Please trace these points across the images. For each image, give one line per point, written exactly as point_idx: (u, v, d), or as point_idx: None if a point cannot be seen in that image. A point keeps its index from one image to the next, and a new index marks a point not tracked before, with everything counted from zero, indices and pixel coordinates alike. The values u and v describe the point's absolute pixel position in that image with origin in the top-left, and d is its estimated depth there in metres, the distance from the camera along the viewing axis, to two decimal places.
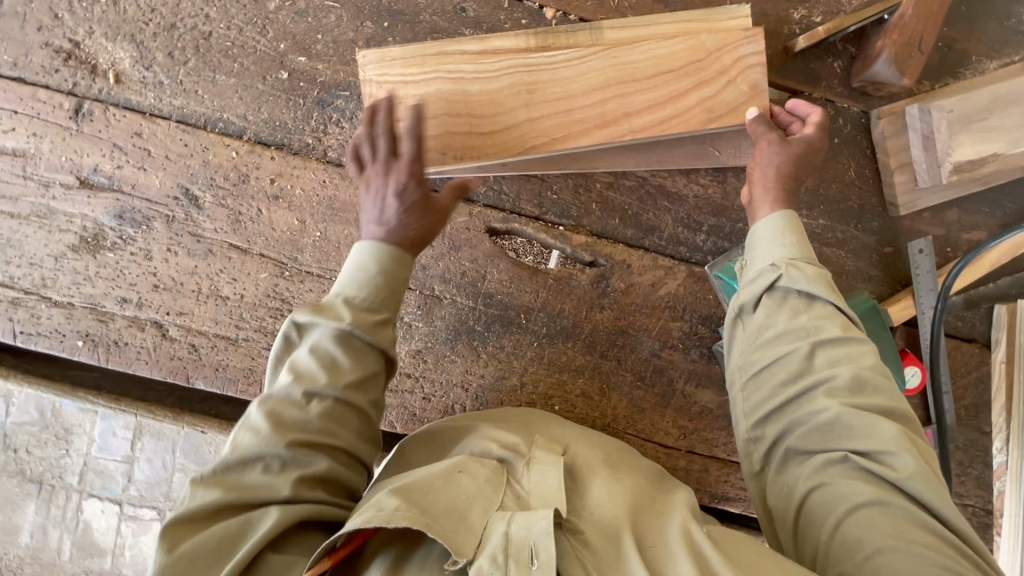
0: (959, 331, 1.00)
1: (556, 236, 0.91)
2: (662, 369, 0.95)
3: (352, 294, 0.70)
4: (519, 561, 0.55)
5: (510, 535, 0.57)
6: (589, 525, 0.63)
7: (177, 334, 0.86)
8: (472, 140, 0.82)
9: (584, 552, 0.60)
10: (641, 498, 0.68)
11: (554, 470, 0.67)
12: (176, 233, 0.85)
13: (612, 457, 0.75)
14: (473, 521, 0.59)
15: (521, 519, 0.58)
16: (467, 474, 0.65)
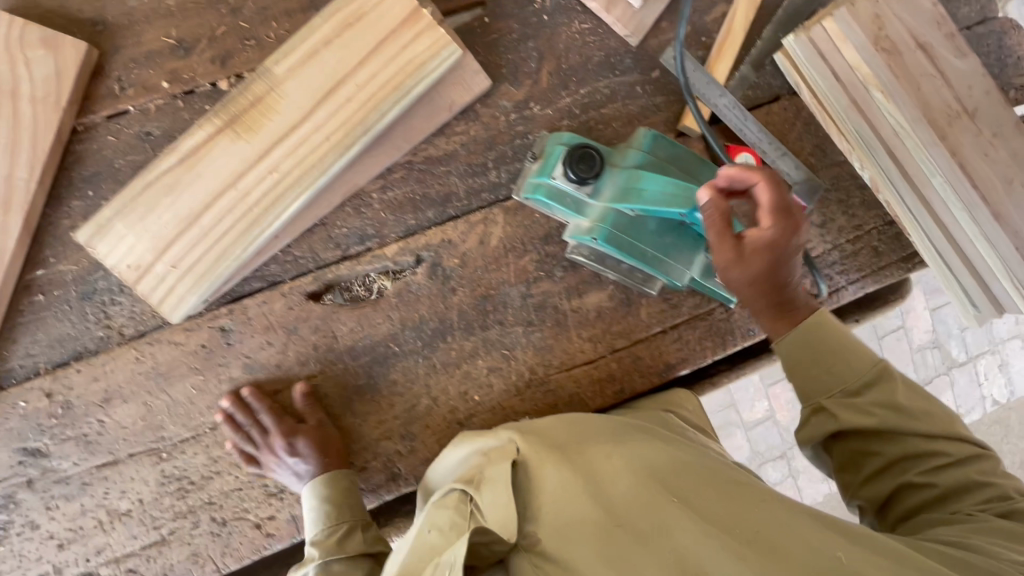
0: (762, 98, 1.01)
1: (370, 260, 0.91)
2: (542, 302, 0.96)
3: (315, 535, 0.83)
4: None
5: (449, 568, 0.64)
6: (545, 540, 0.70)
7: (111, 570, 0.85)
8: (224, 241, 0.81)
9: (542, 574, 0.67)
10: (601, 489, 0.72)
11: (502, 489, 0.72)
12: (45, 489, 0.83)
13: (568, 439, 0.79)
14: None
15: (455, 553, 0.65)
16: (434, 529, 0.71)
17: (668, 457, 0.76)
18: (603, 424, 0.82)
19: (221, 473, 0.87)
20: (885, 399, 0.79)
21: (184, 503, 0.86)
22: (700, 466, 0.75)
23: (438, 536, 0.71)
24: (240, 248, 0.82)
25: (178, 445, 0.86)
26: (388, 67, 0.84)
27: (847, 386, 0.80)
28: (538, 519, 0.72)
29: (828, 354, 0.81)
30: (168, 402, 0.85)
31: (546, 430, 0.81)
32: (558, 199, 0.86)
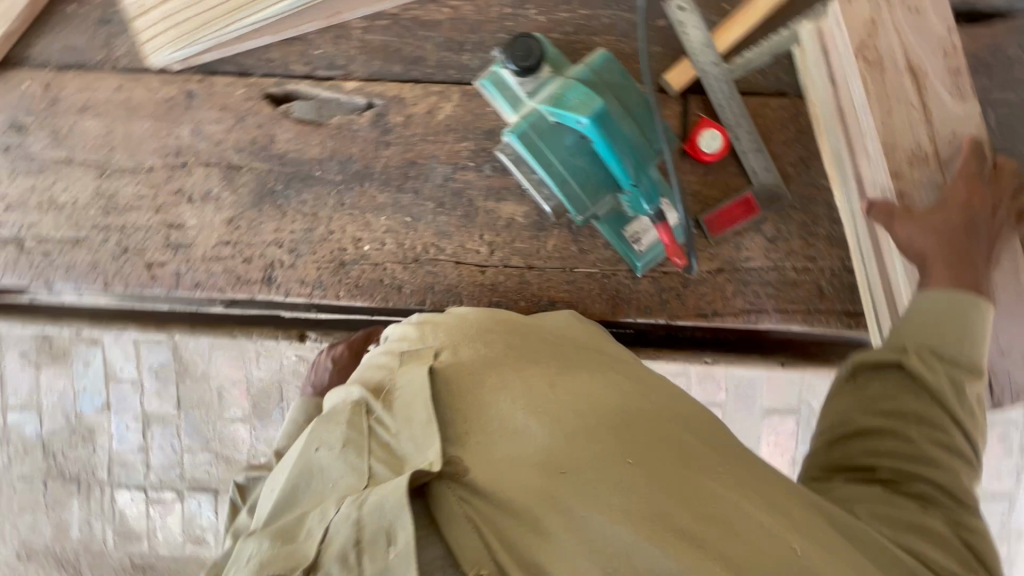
0: (763, 88, 0.96)
1: (328, 87, 0.98)
2: (461, 191, 0.99)
3: None
4: (376, 545, 0.51)
5: (362, 522, 0.52)
6: (485, 472, 0.56)
7: (33, 244, 1.01)
8: (216, 12, 0.93)
9: (475, 504, 0.54)
10: (557, 429, 0.59)
11: (419, 401, 0.62)
12: (15, 159, 1.00)
13: (496, 363, 0.68)
14: (312, 525, 0.56)
15: (378, 498, 0.53)
16: (324, 448, 0.61)
17: (625, 402, 0.64)
18: (546, 349, 0.73)
19: (140, 210, 1.00)
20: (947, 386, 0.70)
21: (104, 219, 1.00)
22: (655, 415, 0.63)
23: (340, 468, 0.60)
24: (222, 24, 0.94)
25: (119, 171, 1.00)
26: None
27: (942, 351, 0.71)
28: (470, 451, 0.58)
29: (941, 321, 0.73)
30: (126, 133, 0.99)
31: (474, 345, 0.72)
32: (501, 87, 0.89)
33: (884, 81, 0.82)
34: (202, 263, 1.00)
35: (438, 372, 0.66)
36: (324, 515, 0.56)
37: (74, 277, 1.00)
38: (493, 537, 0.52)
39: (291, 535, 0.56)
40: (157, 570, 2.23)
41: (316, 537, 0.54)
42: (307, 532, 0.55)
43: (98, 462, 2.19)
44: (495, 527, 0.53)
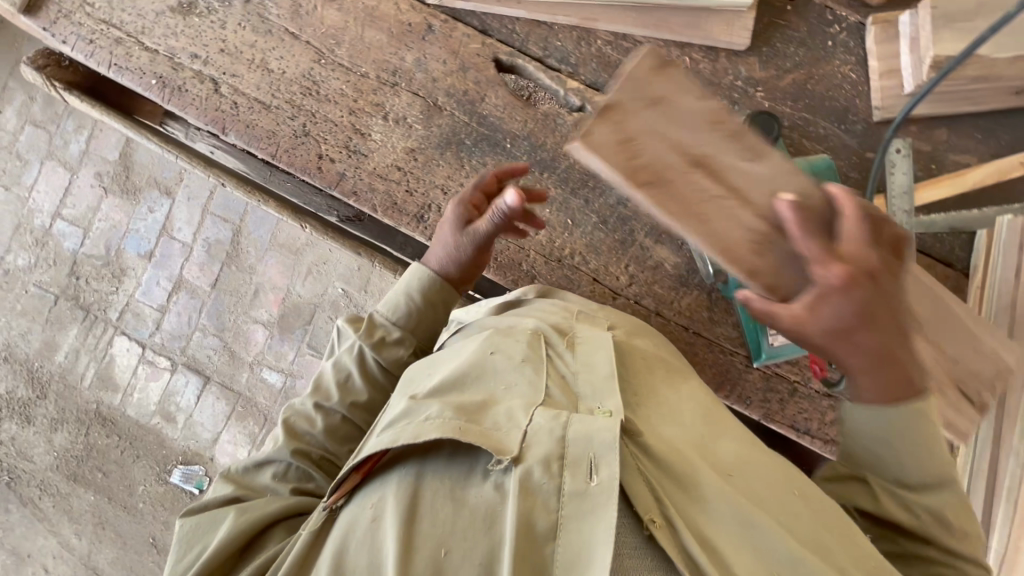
0: (934, 251, 1.00)
1: (552, 77, 1.03)
2: (626, 218, 1.02)
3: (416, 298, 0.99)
4: (578, 467, 0.68)
5: (569, 446, 0.70)
6: (654, 438, 0.75)
7: (227, 92, 1.04)
8: None
9: (645, 460, 0.72)
10: (704, 431, 0.79)
11: (603, 358, 0.83)
12: (248, 13, 1.05)
13: (645, 363, 0.87)
14: (494, 419, 0.74)
15: (583, 428, 0.71)
16: (498, 354, 0.84)
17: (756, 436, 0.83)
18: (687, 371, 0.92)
19: (336, 105, 1.03)
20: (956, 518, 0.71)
21: (300, 98, 1.03)
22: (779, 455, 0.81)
23: (518, 378, 0.81)
24: None
25: (334, 64, 1.04)
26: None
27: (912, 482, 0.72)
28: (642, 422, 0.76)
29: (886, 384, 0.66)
30: (357, 35, 1.04)
31: (641, 349, 0.90)
32: None
33: (677, 196, 0.58)
34: (368, 176, 1.03)
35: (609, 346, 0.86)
36: (516, 422, 0.73)
37: (249, 137, 1.04)
38: (662, 492, 0.69)
39: (477, 421, 0.73)
40: (116, 427, 2.19)
41: (501, 423, 0.74)
42: (494, 425, 0.73)
43: (113, 303, 2.19)
44: (655, 479, 0.71)
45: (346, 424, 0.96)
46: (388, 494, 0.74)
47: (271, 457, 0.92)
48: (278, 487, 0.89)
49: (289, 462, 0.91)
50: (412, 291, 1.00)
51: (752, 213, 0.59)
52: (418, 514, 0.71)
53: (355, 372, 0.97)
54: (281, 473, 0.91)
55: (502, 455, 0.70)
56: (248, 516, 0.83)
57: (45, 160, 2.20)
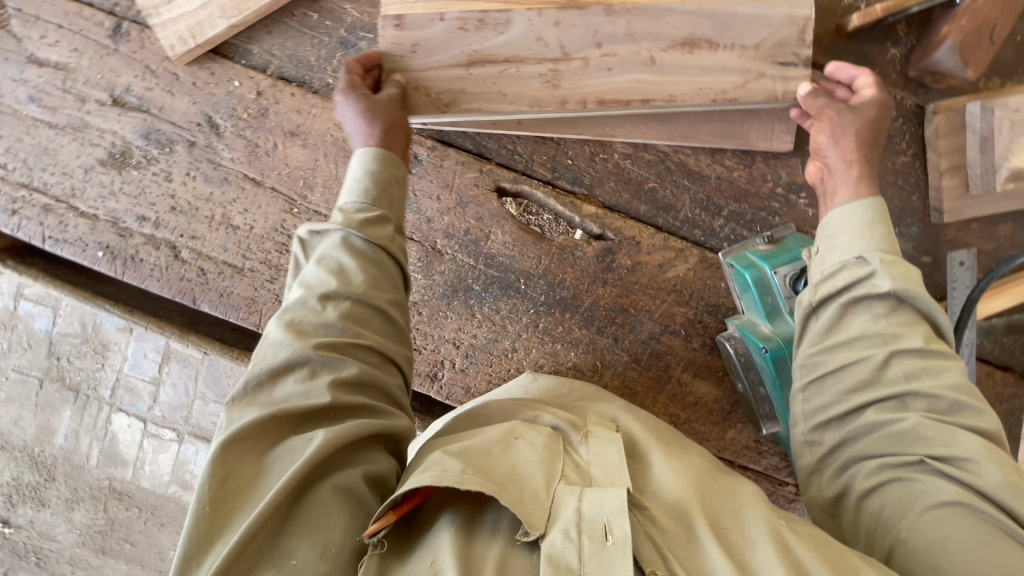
0: (991, 356, 0.92)
1: (566, 203, 0.89)
2: (660, 353, 0.92)
3: (353, 202, 0.71)
4: (591, 537, 0.51)
5: (584, 511, 0.53)
6: (655, 503, 0.58)
7: (189, 257, 0.89)
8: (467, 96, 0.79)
9: (652, 528, 0.55)
10: (707, 480, 0.61)
11: (612, 446, 0.62)
12: (195, 160, 0.88)
13: (663, 436, 0.70)
14: (537, 490, 0.55)
15: (593, 495, 0.54)
16: (524, 440, 0.61)
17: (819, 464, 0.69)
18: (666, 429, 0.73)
19: None
20: (1006, 488, 0.55)
21: (277, 258, 0.89)
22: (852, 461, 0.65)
23: (535, 455, 0.60)
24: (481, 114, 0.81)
25: (309, 212, 0.89)
26: (691, 70, 0.77)
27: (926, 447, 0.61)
28: (643, 490, 0.60)
29: (887, 236, 0.69)
30: (331, 175, 0.88)
31: (643, 423, 0.72)
32: (761, 290, 0.82)
33: (477, 94, 0.79)
34: None
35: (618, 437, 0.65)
36: (537, 496, 0.55)
37: (225, 307, 0.90)
38: (670, 550, 0.54)
39: (503, 482, 0.55)
40: None
41: (525, 495, 0.54)
42: (523, 491, 0.55)
43: None
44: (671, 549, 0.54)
45: (359, 308, 0.66)
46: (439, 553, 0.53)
47: (292, 360, 0.61)
48: (310, 395, 0.60)
49: (312, 363, 0.61)
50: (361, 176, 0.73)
51: (535, 66, 0.78)
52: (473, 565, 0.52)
53: (343, 259, 0.67)
54: (309, 375, 0.61)
55: (530, 527, 0.52)
56: (330, 428, 0.59)
57: None
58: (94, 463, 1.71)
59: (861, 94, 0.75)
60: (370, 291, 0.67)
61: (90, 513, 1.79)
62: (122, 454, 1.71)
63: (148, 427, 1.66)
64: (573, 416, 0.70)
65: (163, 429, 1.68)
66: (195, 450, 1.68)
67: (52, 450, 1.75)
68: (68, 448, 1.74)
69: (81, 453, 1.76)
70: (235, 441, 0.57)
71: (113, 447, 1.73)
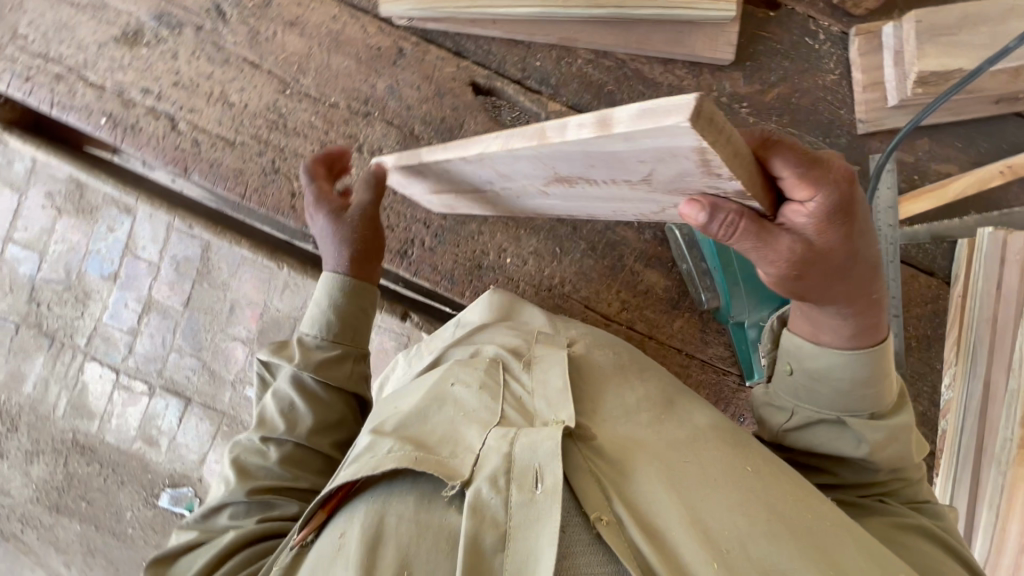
0: (915, 260, 1.01)
1: (533, 100, 0.99)
2: (615, 243, 1.00)
3: (309, 333, 0.82)
4: (522, 482, 0.56)
5: (514, 457, 0.57)
6: (602, 441, 0.64)
7: (185, 129, 0.97)
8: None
9: (597, 462, 0.61)
10: (669, 433, 0.66)
11: (555, 371, 0.71)
12: (201, 42, 0.97)
13: (620, 363, 0.78)
14: (469, 442, 0.62)
15: (526, 442, 0.59)
16: (460, 386, 0.71)
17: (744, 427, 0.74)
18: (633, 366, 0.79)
19: (305, 139, 0.98)
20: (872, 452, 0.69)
21: (267, 133, 0.97)
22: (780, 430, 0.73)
23: (475, 402, 0.68)
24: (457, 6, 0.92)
25: (300, 94, 0.98)
26: None
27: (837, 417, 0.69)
28: (597, 423, 0.67)
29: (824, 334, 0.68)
30: (322, 62, 0.98)
31: (597, 357, 0.79)
32: None
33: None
34: None
35: (563, 357, 0.74)
36: (470, 447, 0.61)
37: (214, 177, 0.98)
38: (611, 490, 0.58)
39: (431, 448, 0.62)
40: None
41: (458, 454, 0.61)
42: (452, 452, 0.61)
43: None
44: (620, 493, 0.58)
45: (299, 449, 0.78)
46: (351, 531, 0.59)
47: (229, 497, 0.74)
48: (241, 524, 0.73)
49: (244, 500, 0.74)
50: (321, 303, 0.82)
51: None
52: (394, 535, 0.56)
53: (296, 400, 0.79)
54: (243, 510, 0.74)
55: (450, 480, 0.57)
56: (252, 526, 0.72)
57: None
58: (60, 412, 1.67)
59: (792, 218, 0.53)
60: (314, 437, 0.78)
61: (48, 468, 1.69)
62: (89, 406, 1.65)
63: (119, 378, 1.59)
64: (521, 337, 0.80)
65: (135, 382, 1.60)
66: (166, 406, 1.60)
67: (19, 397, 1.68)
68: (35, 397, 1.67)
69: (48, 403, 1.68)
70: (160, 565, 0.71)
71: (82, 398, 1.66)
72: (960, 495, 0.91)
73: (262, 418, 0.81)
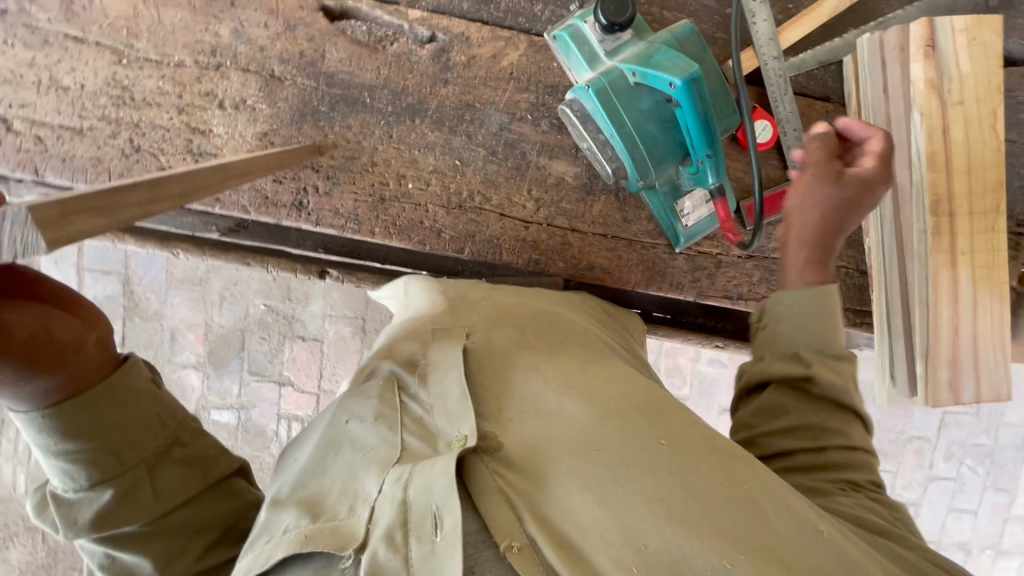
0: (808, 90, 1.00)
1: (392, 11, 0.93)
2: (514, 143, 0.96)
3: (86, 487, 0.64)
4: (419, 526, 0.57)
5: (409, 501, 0.57)
6: (503, 446, 0.64)
7: (23, 127, 0.88)
8: None
9: (500, 475, 0.61)
10: (565, 416, 0.66)
11: (453, 371, 0.70)
12: (11, 26, 0.87)
13: (529, 340, 0.80)
14: (369, 490, 0.61)
15: (422, 480, 0.59)
16: (353, 422, 0.69)
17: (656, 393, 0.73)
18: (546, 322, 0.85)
19: (160, 108, 0.90)
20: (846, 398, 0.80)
21: (115, 111, 0.89)
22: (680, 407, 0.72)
23: (373, 439, 0.67)
24: None
25: (140, 60, 0.90)
26: None
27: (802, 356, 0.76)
28: (502, 429, 0.66)
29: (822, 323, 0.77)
30: (154, 20, 0.89)
31: (497, 340, 0.79)
32: (579, 42, 0.88)
33: None
34: None
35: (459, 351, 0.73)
36: (366, 498, 0.61)
37: (70, 170, 0.89)
38: (513, 495, 0.59)
39: (331, 512, 0.61)
40: None
41: (362, 519, 0.59)
42: (350, 508, 0.61)
43: None
44: (522, 500, 0.60)
45: None
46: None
47: None
48: None
49: None
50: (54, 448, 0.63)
51: None
52: None
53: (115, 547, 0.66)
54: None
55: (345, 550, 0.58)
56: None
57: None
58: None
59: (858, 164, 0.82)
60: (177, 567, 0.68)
61: None
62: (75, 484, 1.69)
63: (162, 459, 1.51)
64: (429, 327, 0.82)
65: None
66: None
67: None
68: None
69: None
70: None
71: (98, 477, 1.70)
72: (892, 299, 0.94)
73: (103, 564, 0.67)
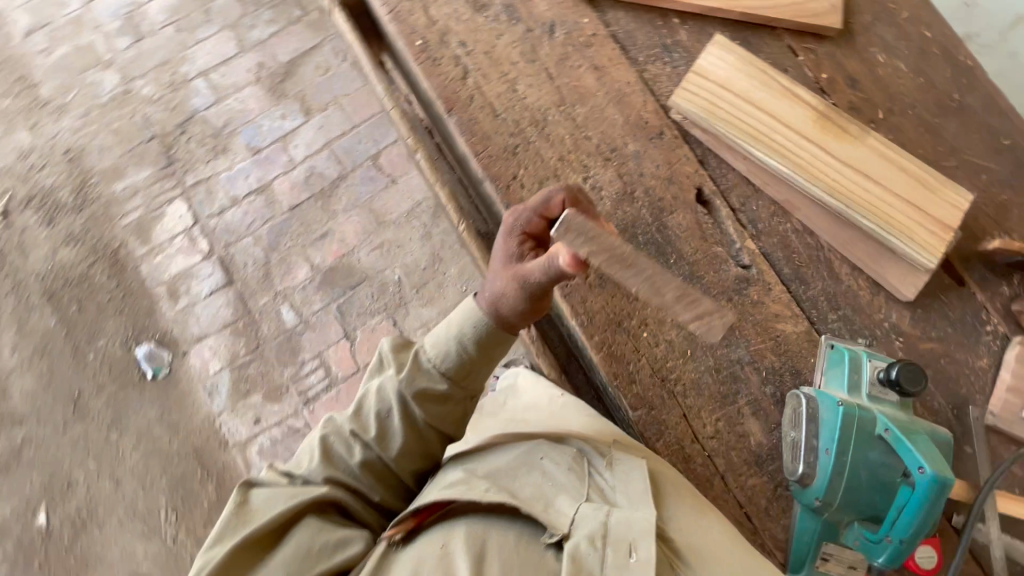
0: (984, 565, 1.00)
1: (737, 230, 1.11)
2: (738, 378, 1.05)
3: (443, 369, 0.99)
4: (619, 546, 0.81)
5: (609, 525, 0.83)
6: (672, 536, 0.87)
7: (471, 84, 1.14)
8: (721, 108, 1.10)
9: (674, 559, 0.84)
10: (717, 551, 0.86)
11: (635, 475, 0.92)
12: (524, 39, 1.17)
13: (699, 502, 0.94)
14: (561, 503, 0.88)
15: (616, 517, 0.84)
16: (547, 458, 0.97)
17: None
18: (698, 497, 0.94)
19: (551, 146, 1.12)
20: None
21: (526, 125, 1.13)
22: None
23: (560, 472, 0.94)
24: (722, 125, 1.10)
25: (569, 115, 1.14)
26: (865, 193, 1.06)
27: None
28: (670, 527, 0.88)
29: None
30: (600, 105, 1.14)
31: (670, 484, 0.95)
32: (853, 367, 1.00)
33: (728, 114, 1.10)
34: None
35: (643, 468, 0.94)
36: (561, 510, 0.87)
37: (466, 127, 1.12)
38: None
39: (525, 497, 0.88)
40: (121, 275, 2.18)
41: (568, 514, 0.86)
42: (544, 506, 0.87)
43: (198, 170, 2.26)
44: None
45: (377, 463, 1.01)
46: (454, 540, 0.86)
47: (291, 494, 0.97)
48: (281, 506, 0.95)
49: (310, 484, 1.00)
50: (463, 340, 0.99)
51: (777, 128, 1.09)
52: (486, 554, 0.84)
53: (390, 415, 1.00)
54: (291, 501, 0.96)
55: (556, 529, 0.85)
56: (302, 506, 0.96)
57: (245, 49, 2.37)
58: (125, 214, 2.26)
59: None
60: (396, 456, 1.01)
61: (77, 255, 2.19)
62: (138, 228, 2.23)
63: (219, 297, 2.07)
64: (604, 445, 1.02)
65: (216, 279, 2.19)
66: None
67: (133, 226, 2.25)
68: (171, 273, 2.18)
69: (123, 209, 2.24)
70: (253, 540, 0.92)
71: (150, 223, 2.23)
72: None
73: (357, 410, 1.03)
